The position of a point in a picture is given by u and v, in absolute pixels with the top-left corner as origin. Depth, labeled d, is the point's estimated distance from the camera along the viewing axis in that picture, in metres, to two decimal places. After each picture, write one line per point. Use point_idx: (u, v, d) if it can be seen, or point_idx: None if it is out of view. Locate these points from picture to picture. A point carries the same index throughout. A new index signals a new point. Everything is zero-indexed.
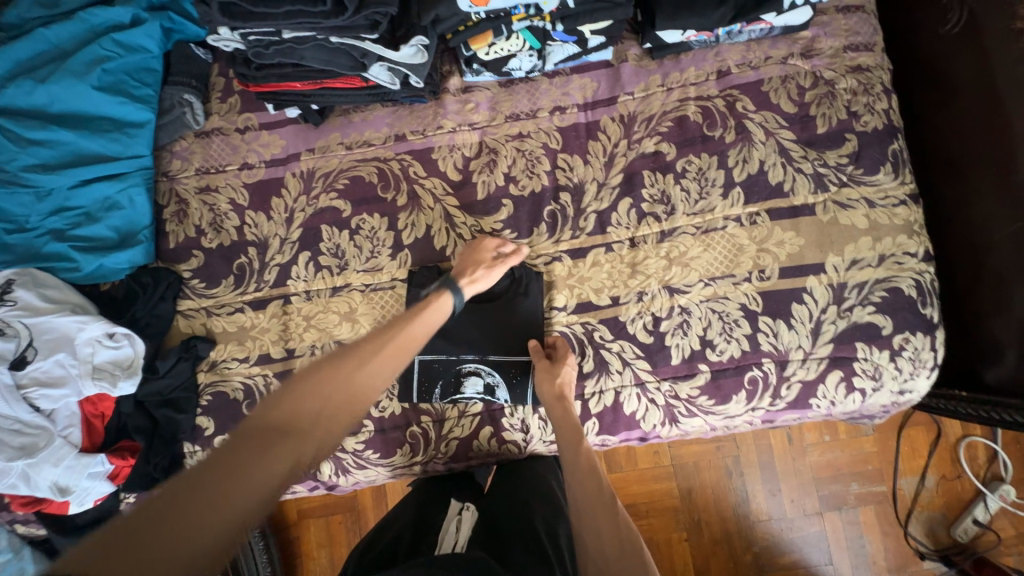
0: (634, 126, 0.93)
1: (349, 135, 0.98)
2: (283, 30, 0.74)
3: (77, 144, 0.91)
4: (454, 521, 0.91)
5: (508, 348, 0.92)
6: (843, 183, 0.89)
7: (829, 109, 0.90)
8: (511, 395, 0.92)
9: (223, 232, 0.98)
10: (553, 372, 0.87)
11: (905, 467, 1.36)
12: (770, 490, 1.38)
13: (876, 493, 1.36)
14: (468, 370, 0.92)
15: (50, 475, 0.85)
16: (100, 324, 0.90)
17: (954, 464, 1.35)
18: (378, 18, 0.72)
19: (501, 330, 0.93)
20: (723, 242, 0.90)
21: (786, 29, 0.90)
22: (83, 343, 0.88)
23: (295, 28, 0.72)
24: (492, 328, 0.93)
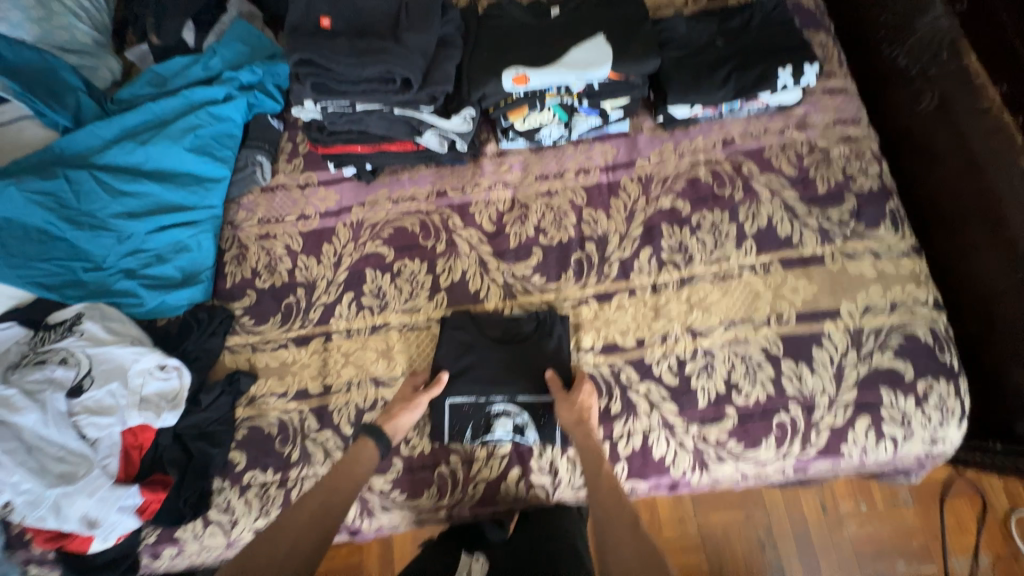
0: (651, 186, 1.05)
1: (396, 191, 1.10)
2: (357, 104, 0.88)
3: (161, 195, 1.04)
4: (464, 574, 0.84)
5: (533, 389, 0.93)
6: (848, 236, 0.97)
7: (826, 172, 1.01)
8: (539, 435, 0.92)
9: (275, 274, 1.07)
10: (571, 403, 0.88)
11: (955, 545, 1.28)
12: (809, 567, 1.29)
13: (927, 574, 1.26)
14: (498, 412, 0.93)
15: (82, 507, 0.85)
16: (154, 355, 0.95)
17: (1008, 542, 1.27)
18: (437, 95, 0.87)
19: (527, 372, 0.94)
20: (741, 288, 0.96)
21: (780, 107, 1.04)
22: (135, 374, 0.94)
23: (368, 101, 0.87)
24: (517, 370, 0.95)
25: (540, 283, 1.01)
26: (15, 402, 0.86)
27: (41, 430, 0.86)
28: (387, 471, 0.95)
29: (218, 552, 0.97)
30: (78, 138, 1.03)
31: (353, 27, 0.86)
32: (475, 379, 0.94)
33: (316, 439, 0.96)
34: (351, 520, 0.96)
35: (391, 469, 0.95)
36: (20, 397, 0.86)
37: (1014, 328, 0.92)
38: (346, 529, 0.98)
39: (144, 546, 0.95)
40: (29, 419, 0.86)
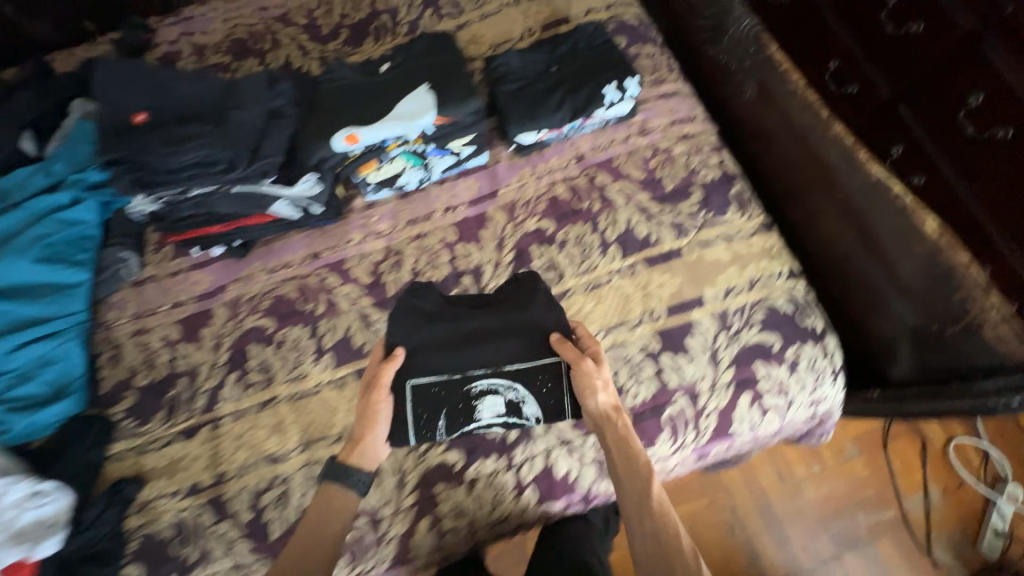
0: (516, 211, 1.08)
1: (271, 261, 1.10)
2: (190, 189, 0.86)
3: (14, 312, 0.99)
4: None
5: (527, 354, 0.86)
6: (700, 226, 1.02)
7: (671, 170, 1.07)
8: (540, 410, 0.87)
9: (156, 367, 1.03)
10: (596, 371, 0.80)
11: (906, 485, 1.31)
12: (780, 539, 1.27)
13: (886, 522, 1.28)
14: (481, 391, 0.86)
15: None
16: (25, 483, 0.87)
17: (953, 473, 1.31)
18: (268, 167, 0.86)
19: (522, 336, 0.87)
20: (612, 294, 0.99)
21: (620, 118, 1.11)
22: (4, 508, 0.84)
23: (200, 185, 0.85)
24: (499, 339, 0.87)
25: None
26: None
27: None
28: None
29: None
30: None
31: (174, 113, 0.86)
32: (456, 355, 0.87)
33: (214, 534, 0.91)
34: None
35: None
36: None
37: (867, 280, 0.99)
38: None
39: None
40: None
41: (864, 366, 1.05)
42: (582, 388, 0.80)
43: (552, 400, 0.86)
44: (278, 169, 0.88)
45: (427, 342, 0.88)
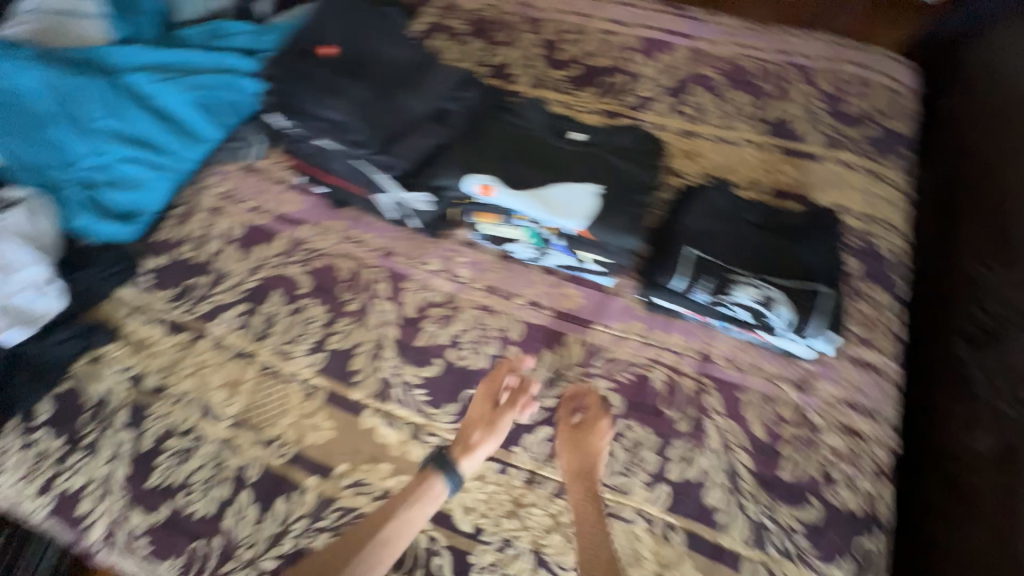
0: (594, 359, 0.88)
1: (352, 230, 1.03)
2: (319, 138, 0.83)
3: (148, 131, 1.05)
4: None
5: (797, 276, 0.78)
6: (787, 553, 0.72)
7: (801, 457, 0.78)
8: (791, 317, 0.76)
9: (201, 249, 1.03)
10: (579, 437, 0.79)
11: None
12: None
13: None
14: (745, 282, 0.78)
15: None
16: (44, 271, 0.92)
17: None
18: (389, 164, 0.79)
19: (819, 245, 0.83)
20: (622, 538, 0.75)
21: (784, 352, 0.84)
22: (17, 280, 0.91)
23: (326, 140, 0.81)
24: (799, 244, 0.83)
25: (420, 401, 0.87)
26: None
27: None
28: (153, 512, 0.82)
29: None
30: (117, 52, 1.09)
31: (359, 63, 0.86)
32: (738, 246, 0.82)
33: (116, 437, 0.86)
34: (90, 540, 0.82)
35: (158, 511, 0.82)
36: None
37: None
38: (79, 545, 0.83)
39: None
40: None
41: None
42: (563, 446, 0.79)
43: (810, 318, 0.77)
44: (400, 169, 0.80)
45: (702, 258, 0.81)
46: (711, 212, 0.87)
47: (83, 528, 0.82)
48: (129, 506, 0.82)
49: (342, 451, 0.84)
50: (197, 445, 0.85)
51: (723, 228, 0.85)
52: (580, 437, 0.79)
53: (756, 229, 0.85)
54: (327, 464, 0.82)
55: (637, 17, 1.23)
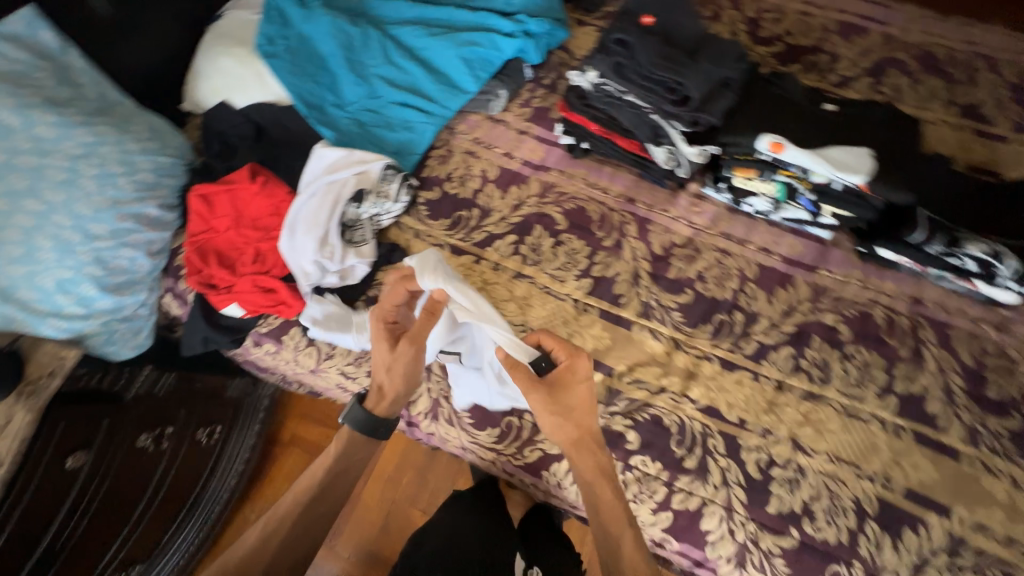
0: (821, 297, 1.06)
1: (595, 178, 1.19)
2: (629, 94, 0.99)
3: (418, 80, 1.21)
4: None
5: (1015, 236, 0.96)
6: (996, 450, 0.92)
7: (1004, 381, 0.97)
8: (1016, 269, 0.93)
9: (464, 187, 1.19)
10: (554, 399, 0.82)
11: None
12: None
13: None
14: (973, 241, 0.95)
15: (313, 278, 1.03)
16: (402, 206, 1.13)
17: None
18: (699, 121, 0.95)
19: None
20: (862, 432, 0.94)
21: (988, 299, 1.02)
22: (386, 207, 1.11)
23: (641, 95, 0.97)
24: (1010, 210, 0.99)
25: (678, 321, 1.05)
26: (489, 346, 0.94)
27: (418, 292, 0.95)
28: None
29: (301, 371, 1.10)
30: (387, 6, 1.23)
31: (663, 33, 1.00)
32: (958, 208, 0.99)
33: None
34: (417, 412, 1.03)
35: (473, 392, 1.00)
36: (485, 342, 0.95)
37: None
38: (406, 417, 1.06)
39: (258, 326, 1.10)
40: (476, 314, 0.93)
41: None
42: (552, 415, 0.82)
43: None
44: (702, 127, 0.97)
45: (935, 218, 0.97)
46: (941, 181, 1.01)
47: (411, 402, 1.03)
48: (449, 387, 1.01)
49: (618, 356, 1.03)
50: None
51: (953, 193, 1.01)
52: (565, 402, 0.83)
53: (973, 197, 1.01)
54: (610, 364, 1.02)
55: (830, 2, 1.36)
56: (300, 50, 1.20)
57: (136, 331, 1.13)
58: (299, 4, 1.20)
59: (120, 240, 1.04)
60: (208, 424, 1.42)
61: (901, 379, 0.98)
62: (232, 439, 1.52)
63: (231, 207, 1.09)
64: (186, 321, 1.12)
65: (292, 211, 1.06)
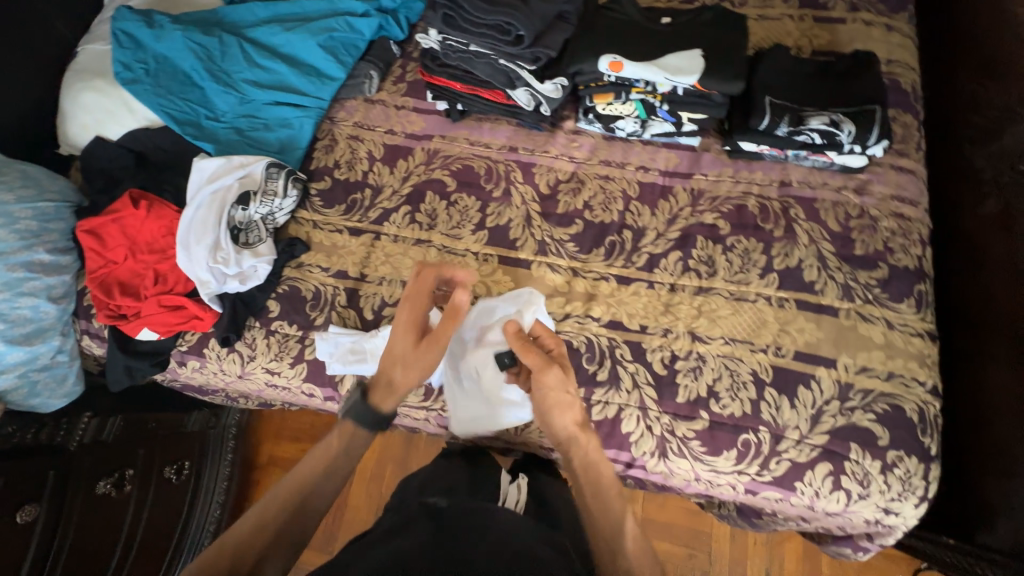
0: (700, 200, 1.12)
1: (475, 135, 1.22)
2: (472, 44, 1.04)
3: (285, 75, 1.22)
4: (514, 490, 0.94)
5: (854, 102, 1.03)
6: (868, 300, 1.01)
7: (868, 238, 1.05)
8: (855, 131, 1.00)
9: (353, 171, 1.22)
10: (559, 390, 0.86)
11: None
12: None
13: None
14: (813, 115, 1.02)
15: (215, 285, 1.06)
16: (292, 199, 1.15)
17: None
18: (540, 55, 1.01)
19: (859, 79, 1.06)
20: (751, 311, 1.02)
21: (844, 168, 1.09)
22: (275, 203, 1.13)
23: (482, 43, 1.02)
24: (845, 81, 1.06)
25: (573, 251, 1.10)
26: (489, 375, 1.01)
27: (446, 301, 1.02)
28: None
29: (229, 379, 1.12)
30: (239, 11, 1.24)
31: None
32: (798, 90, 1.06)
33: (341, 313, 1.09)
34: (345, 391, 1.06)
35: None
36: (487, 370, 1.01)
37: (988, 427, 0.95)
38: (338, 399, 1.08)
39: (177, 346, 1.12)
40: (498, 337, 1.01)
41: (955, 517, 0.99)
42: (553, 403, 0.85)
43: (865, 132, 1.00)
44: (545, 61, 1.02)
45: (777, 103, 1.04)
46: (779, 71, 1.09)
47: (338, 382, 1.06)
48: None
49: (522, 295, 1.08)
50: None
51: (794, 78, 1.08)
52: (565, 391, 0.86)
53: (811, 78, 1.08)
54: None
55: None
56: (159, 70, 1.19)
57: (61, 379, 1.13)
58: (146, 24, 1.19)
59: (16, 290, 1.04)
60: (174, 461, 1.43)
61: (779, 256, 1.05)
62: (206, 471, 1.53)
63: (123, 236, 1.10)
64: (106, 357, 1.13)
65: (182, 226, 1.08)
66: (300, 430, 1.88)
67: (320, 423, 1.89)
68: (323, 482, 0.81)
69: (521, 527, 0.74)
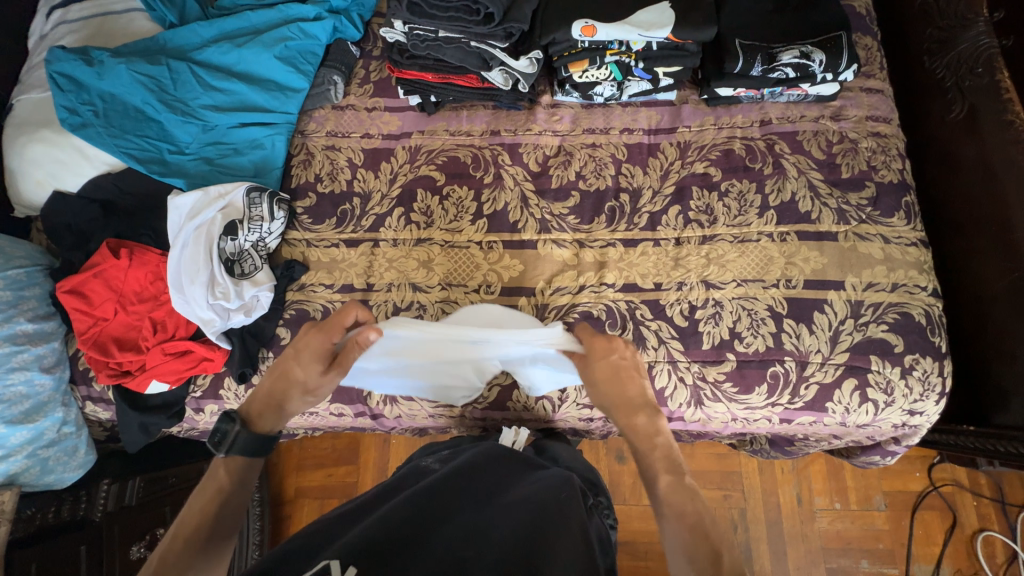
0: (688, 151, 1.14)
1: (454, 125, 1.19)
2: (439, 30, 1.01)
3: (245, 94, 1.16)
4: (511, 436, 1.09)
5: (819, 32, 1.06)
6: (862, 220, 1.05)
7: (852, 160, 1.09)
8: (826, 60, 1.03)
9: (336, 182, 1.18)
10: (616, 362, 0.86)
11: (918, 553, 1.48)
12: (810, 510, 1.54)
13: (879, 556, 1.49)
14: (784, 52, 1.04)
15: (218, 322, 1.02)
16: (281, 221, 1.11)
17: (922, 484, 1.53)
18: (512, 31, 0.99)
19: (823, 8, 1.08)
20: (756, 251, 1.05)
21: (818, 98, 1.12)
22: (262, 227, 1.08)
23: (451, 29, 0.99)
24: (809, 12, 1.08)
25: (574, 224, 1.11)
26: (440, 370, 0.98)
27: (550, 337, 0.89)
28: None
29: None
30: (182, 33, 1.16)
31: None
32: (766, 28, 1.08)
33: None
34: (376, 403, 1.06)
35: None
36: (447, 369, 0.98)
37: (989, 318, 1.02)
38: (369, 411, 1.08)
39: (191, 394, 1.08)
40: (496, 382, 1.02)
41: (972, 405, 1.06)
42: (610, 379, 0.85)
43: (835, 58, 1.03)
44: (517, 37, 1.01)
45: (748, 44, 1.06)
46: (744, 11, 1.09)
47: (366, 397, 1.06)
48: None
49: (534, 276, 1.08)
50: (422, 311, 1.07)
51: (758, 16, 1.09)
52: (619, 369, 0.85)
53: (775, 14, 1.10)
54: (530, 286, 1.07)
55: None
56: (110, 110, 1.12)
57: (72, 450, 1.08)
58: (85, 62, 1.10)
59: (5, 367, 0.97)
60: None
61: (771, 193, 1.08)
62: None
63: (109, 290, 1.04)
64: (117, 419, 1.08)
65: (170, 269, 1.03)
66: (323, 456, 1.84)
67: (342, 446, 1.85)
68: (236, 499, 0.73)
69: (510, 498, 0.82)
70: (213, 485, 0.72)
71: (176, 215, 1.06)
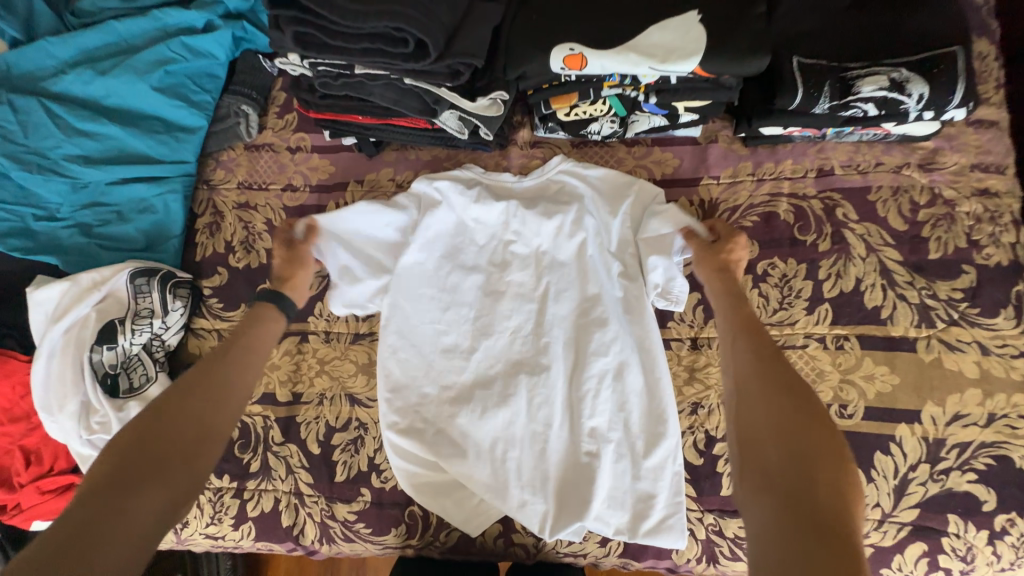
0: (715, 214, 0.84)
1: (402, 173, 0.90)
2: (356, 66, 0.70)
3: (122, 139, 0.88)
4: None
5: (921, 45, 0.72)
6: (953, 320, 0.76)
7: (945, 233, 0.78)
8: (927, 93, 0.70)
9: (253, 252, 0.90)
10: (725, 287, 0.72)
11: None
12: None
13: None
14: (863, 79, 0.71)
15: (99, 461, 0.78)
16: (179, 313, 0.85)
17: None
18: (460, 69, 0.68)
19: (926, 10, 0.73)
20: (801, 363, 0.78)
21: (904, 138, 0.80)
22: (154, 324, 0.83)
23: (370, 66, 0.68)
24: (905, 12, 0.74)
25: None
26: (502, 251, 0.83)
27: (685, 254, 0.79)
28: (353, 500, 0.83)
29: (167, 547, 0.90)
30: (29, 55, 0.87)
31: None
32: (837, 40, 0.74)
33: (279, 453, 0.85)
34: (309, 543, 0.85)
35: (358, 499, 0.83)
36: (512, 242, 0.83)
37: None
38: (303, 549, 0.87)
39: None
40: (582, 379, 0.77)
41: None
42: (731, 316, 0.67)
43: (944, 89, 0.70)
44: (470, 74, 0.69)
45: (812, 65, 0.72)
46: (805, 12, 0.75)
47: (297, 538, 0.85)
48: (329, 503, 0.84)
49: None
50: (365, 432, 0.84)
51: (827, 20, 0.75)
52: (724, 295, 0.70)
53: (852, 14, 0.75)
54: None
55: None
56: None
57: None
58: None
59: None
60: None
61: (827, 275, 0.79)
62: None
63: None
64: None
65: (34, 387, 0.80)
66: None
67: None
68: (162, 441, 0.60)
69: None
70: (165, 433, 0.60)
71: (44, 313, 0.83)
